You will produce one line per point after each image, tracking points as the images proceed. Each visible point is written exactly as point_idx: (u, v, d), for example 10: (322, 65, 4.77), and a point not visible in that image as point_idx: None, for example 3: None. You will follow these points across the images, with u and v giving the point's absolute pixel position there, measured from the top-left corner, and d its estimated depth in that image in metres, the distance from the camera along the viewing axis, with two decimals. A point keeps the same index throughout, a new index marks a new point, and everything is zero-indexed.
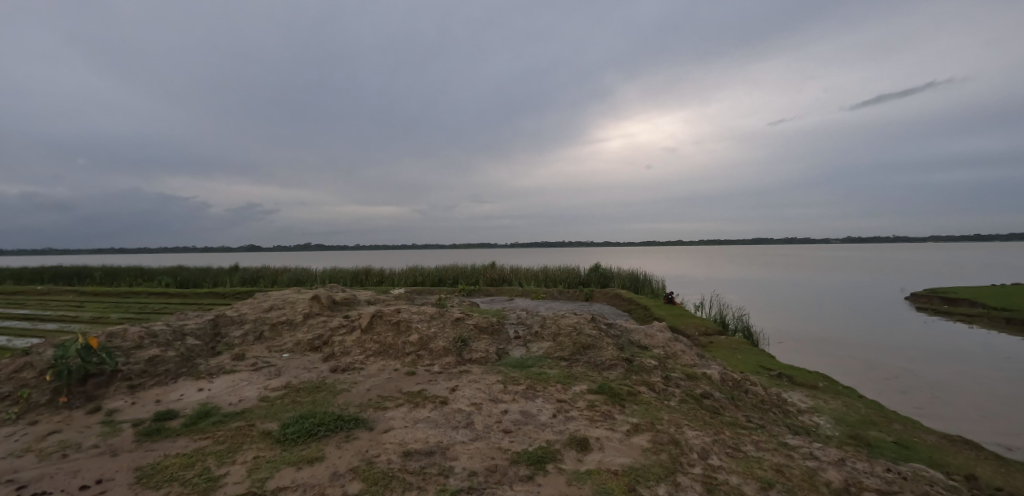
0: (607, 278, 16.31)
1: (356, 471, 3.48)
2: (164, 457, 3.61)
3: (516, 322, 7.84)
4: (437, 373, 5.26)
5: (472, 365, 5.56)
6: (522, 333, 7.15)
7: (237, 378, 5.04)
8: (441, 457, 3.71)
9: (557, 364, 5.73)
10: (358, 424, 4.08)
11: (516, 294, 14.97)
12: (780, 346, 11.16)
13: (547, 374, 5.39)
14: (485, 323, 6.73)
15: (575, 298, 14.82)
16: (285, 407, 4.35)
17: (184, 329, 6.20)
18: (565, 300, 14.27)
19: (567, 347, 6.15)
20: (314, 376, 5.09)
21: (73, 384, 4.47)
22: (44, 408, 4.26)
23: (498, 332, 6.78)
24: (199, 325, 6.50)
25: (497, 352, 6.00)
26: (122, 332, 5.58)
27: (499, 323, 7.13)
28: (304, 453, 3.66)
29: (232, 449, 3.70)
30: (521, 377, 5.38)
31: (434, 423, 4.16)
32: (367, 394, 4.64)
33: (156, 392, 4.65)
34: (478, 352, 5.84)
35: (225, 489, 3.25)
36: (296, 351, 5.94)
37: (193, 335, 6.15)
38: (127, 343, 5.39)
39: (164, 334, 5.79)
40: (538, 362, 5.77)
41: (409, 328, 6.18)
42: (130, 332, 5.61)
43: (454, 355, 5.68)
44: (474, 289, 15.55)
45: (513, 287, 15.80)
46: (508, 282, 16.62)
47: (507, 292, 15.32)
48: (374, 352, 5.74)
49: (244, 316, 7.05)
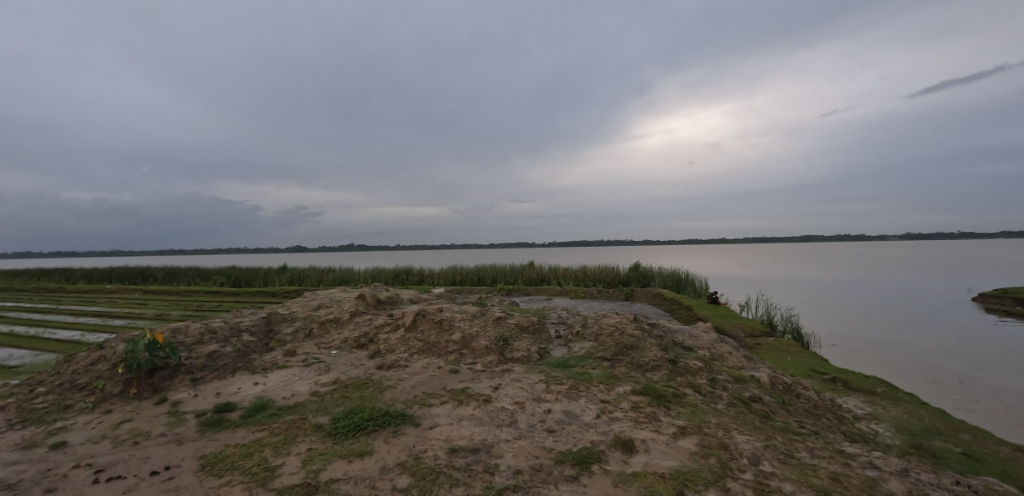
0: (647, 278, 15.98)
1: (404, 467, 3.58)
2: (225, 446, 3.82)
3: (557, 322, 7.77)
4: (480, 372, 5.28)
5: (514, 364, 5.55)
6: (563, 333, 7.10)
7: (289, 373, 5.24)
8: (487, 455, 3.75)
9: (600, 365, 5.64)
10: (405, 420, 4.16)
11: (555, 294, 14.88)
12: (833, 350, 10.61)
13: (589, 374, 5.33)
14: (527, 322, 6.72)
15: (615, 298, 14.60)
16: (335, 402, 4.48)
17: (240, 325, 6.51)
18: (604, 300, 14.07)
19: (609, 347, 6.04)
20: (362, 373, 5.21)
21: (141, 376, 4.75)
22: (117, 398, 4.56)
23: (540, 331, 6.77)
24: (254, 322, 6.81)
25: (539, 351, 5.98)
26: (185, 328, 5.90)
27: (540, 321, 7.11)
28: (354, 446, 3.79)
29: (287, 440, 3.86)
30: (564, 376, 5.34)
31: (478, 421, 4.17)
32: (412, 391, 4.72)
33: (216, 385, 4.90)
34: (520, 351, 5.83)
35: (283, 479, 3.46)
36: (344, 348, 6.12)
37: (248, 331, 6.45)
38: (189, 338, 5.69)
39: (222, 330, 6.09)
40: (580, 362, 5.70)
41: (451, 327, 6.23)
42: (192, 327, 5.92)
43: (496, 354, 5.70)
44: (513, 288, 15.58)
45: (552, 286, 15.71)
46: (545, 282, 16.59)
47: (547, 292, 15.27)
48: (418, 350, 5.84)
49: (294, 314, 7.32)
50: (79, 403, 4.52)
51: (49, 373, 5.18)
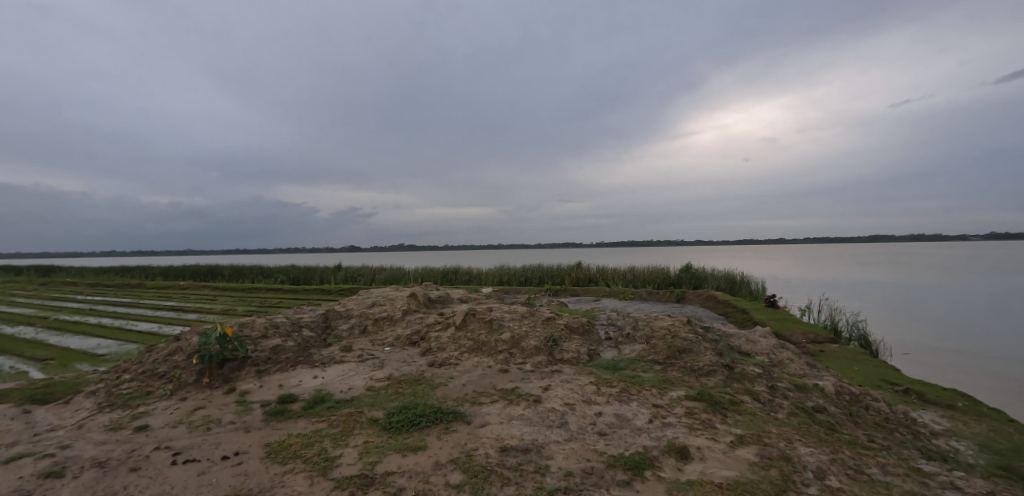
0: (699, 280, 15.39)
1: (457, 463, 3.65)
2: (288, 435, 4.02)
3: (607, 324, 7.63)
4: (529, 372, 5.28)
5: (564, 365, 5.50)
6: (613, 335, 6.97)
7: (345, 368, 5.44)
8: (537, 455, 3.74)
9: (651, 368, 5.50)
10: (456, 417, 4.22)
11: (603, 295, 14.62)
12: (905, 359, 9.81)
13: (641, 377, 5.20)
14: (576, 323, 6.65)
15: (665, 300, 14.15)
16: (389, 397, 4.60)
17: (300, 321, 6.84)
18: (654, 302, 13.67)
19: (661, 351, 5.86)
20: (414, 370, 5.33)
21: (213, 367, 5.09)
22: (192, 386, 4.91)
23: (589, 333, 6.69)
24: (313, 319, 7.14)
25: (588, 353, 5.89)
26: (251, 322, 6.27)
27: (590, 322, 7.03)
28: (408, 440, 3.89)
29: (345, 432, 4.02)
30: (614, 378, 5.24)
31: (529, 421, 4.17)
32: (463, 389, 4.77)
33: (279, 377, 5.16)
34: (570, 352, 5.78)
35: (341, 470, 3.62)
36: (396, 345, 6.30)
37: (308, 327, 6.77)
38: (255, 332, 6.04)
39: (285, 325, 6.42)
40: (631, 365, 5.57)
41: (501, 326, 6.27)
42: (257, 322, 6.28)
43: (545, 354, 5.68)
44: (560, 288, 15.47)
45: (600, 287, 15.45)
46: (592, 283, 16.35)
47: (595, 293, 15.02)
48: (469, 348, 5.91)
49: (350, 311, 7.61)
50: (159, 390, 4.89)
51: (133, 361, 5.65)
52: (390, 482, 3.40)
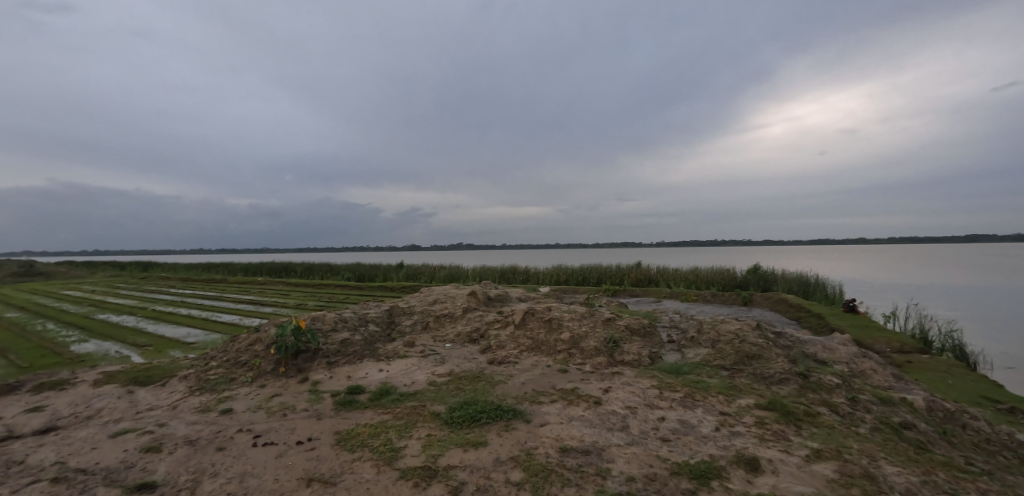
0: (769, 281, 14.40)
1: (517, 460, 3.67)
2: (356, 424, 4.23)
3: (669, 327, 7.39)
4: (589, 373, 5.22)
5: (624, 367, 5.39)
6: (675, 338, 6.74)
7: (409, 362, 5.63)
8: (598, 458, 3.69)
9: (717, 374, 5.26)
10: (517, 415, 4.25)
11: (664, 296, 14.02)
12: (1011, 375, 8.72)
13: (706, 382, 4.99)
14: (637, 325, 6.51)
15: (731, 303, 13.39)
16: (451, 392, 4.72)
17: (367, 316, 7.17)
18: (719, 305, 13.00)
19: (728, 356, 5.60)
20: (475, 366, 5.43)
21: (288, 357, 5.43)
22: (270, 374, 5.27)
23: (650, 335, 6.52)
24: (379, 314, 7.47)
25: (650, 356, 5.73)
26: (322, 316, 6.66)
27: (651, 324, 6.85)
28: (469, 436, 3.98)
29: (409, 425, 4.17)
30: (678, 383, 5.07)
31: (589, 423, 4.14)
32: (523, 388, 4.80)
33: (347, 369, 5.43)
34: (630, 355, 5.65)
35: (405, 460, 3.76)
36: (457, 342, 6.45)
37: (373, 322, 7.08)
38: (325, 326, 6.40)
39: (352, 320, 6.75)
40: (695, 370, 5.36)
41: (560, 326, 6.25)
42: (327, 316, 6.66)
43: (605, 355, 5.59)
44: (619, 289, 15.07)
45: (661, 288, 14.89)
46: (652, 283, 15.79)
47: (655, 294, 14.44)
48: (528, 347, 5.94)
49: (413, 308, 7.88)
50: (240, 377, 5.30)
51: (219, 349, 6.16)
52: (453, 475, 3.49)
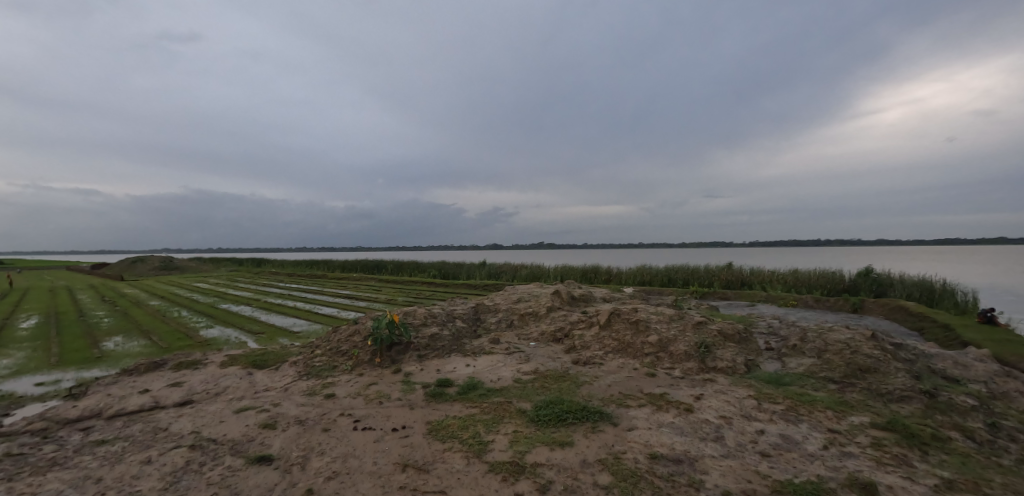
0: (884, 287, 12.62)
1: (605, 463, 3.65)
2: (446, 416, 4.50)
3: (767, 333, 7.03)
4: (679, 379, 5.20)
5: (717, 374, 5.27)
6: (775, 346, 6.41)
7: (494, 359, 5.82)
8: (691, 468, 3.56)
9: (824, 387, 4.98)
10: (603, 418, 4.34)
11: (759, 300, 12.97)
12: None
13: (812, 396, 4.75)
14: (731, 330, 6.28)
15: (838, 310, 12.08)
16: (536, 391, 4.89)
17: (454, 313, 7.48)
18: (824, 312, 11.78)
19: (836, 367, 5.24)
20: (560, 366, 5.53)
21: (383, 349, 5.84)
22: (367, 364, 5.71)
23: (747, 341, 6.23)
24: (465, 310, 7.77)
25: (745, 363, 5.53)
26: (413, 312, 7.06)
27: (747, 330, 6.55)
28: (556, 436, 4.08)
29: (496, 420, 4.38)
30: (779, 394, 4.90)
31: (680, 430, 4.13)
32: (609, 390, 4.92)
33: (436, 362, 5.70)
34: (724, 361, 5.48)
35: (494, 453, 3.88)
36: (542, 340, 6.61)
37: (460, 318, 7.37)
38: (417, 320, 6.80)
39: (441, 315, 7.08)
40: (798, 381, 5.13)
41: (648, 328, 6.22)
42: (418, 311, 7.06)
43: (697, 361, 5.50)
44: (707, 291, 14.23)
45: (755, 291, 13.82)
46: (745, 286, 14.71)
47: (749, 297, 13.37)
48: (613, 349, 6.01)
49: (498, 305, 8.09)
50: (341, 365, 5.78)
51: (322, 339, 6.74)
52: (540, 470, 3.57)
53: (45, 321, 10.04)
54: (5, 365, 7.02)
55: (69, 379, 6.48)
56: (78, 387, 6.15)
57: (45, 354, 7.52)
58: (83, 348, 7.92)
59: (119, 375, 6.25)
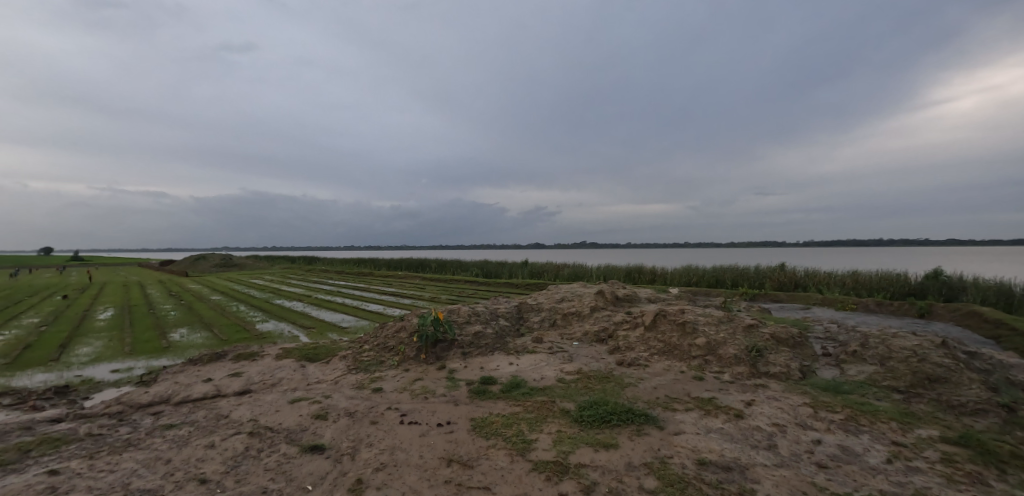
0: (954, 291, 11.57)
1: (650, 468, 3.60)
2: (490, 414, 4.62)
3: (824, 339, 7.10)
4: (728, 383, 5.27)
5: (770, 380, 5.33)
6: (833, 352, 6.37)
7: (537, 358, 6.03)
8: (741, 476, 3.45)
9: (887, 396, 4.82)
10: (649, 421, 4.32)
11: (814, 303, 12.39)
12: None
13: (873, 405, 4.60)
14: (785, 335, 6.29)
15: (903, 314, 11.27)
16: (579, 391, 5.02)
17: (498, 311, 7.68)
18: (886, 317, 11.04)
19: (902, 376, 5.12)
20: (603, 367, 5.73)
21: (428, 346, 6.10)
22: (413, 360, 5.98)
23: (801, 346, 6.26)
24: (509, 310, 7.93)
25: (800, 369, 5.58)
26: (457, 309, 7.22)
27: (802, 334, 6.56)
28: (600, 437, 4.07)
29: (540, 419, 4.46)
30: (836, 402, 4.79)
31: (729, 437, 4.03)
32: (654, 392, 5.01)
33: (479, 360, 5.92)
34: (777, 366, 5.55)
35: (538, 452, 3.92)
36: (585, 340, 6.77)
37: (504, 316, 7.56)
38: (461, 317, 6.98)
39: (484, 313, 7.24)
40: (858, 389, 5.02)
41: (695, 330, 6.30)
42: (462, 309, 7.22)
43: (747, 365, 5.58)
44: (758, 292, 13.73)
45: (810, 293, 13.19)
46: (799, 288, 14.05)
47: (803, 300, 12.79)
48: (658, 351, 6.13)
49: (541, 305, 8.17)
50: (388, 361, 6.05)
51: (371, 334, 7.04)
52: (585, 471, 3.57)
53: (119, 313, 10.95)
54: (87, 352, 7.72)
55: (140, 366, 7.03)
56: (148, 374, 6.66)
57: (120, 343, 8.21)
58: (153, 338, 8.57)
59: (185, 365, 6.71)
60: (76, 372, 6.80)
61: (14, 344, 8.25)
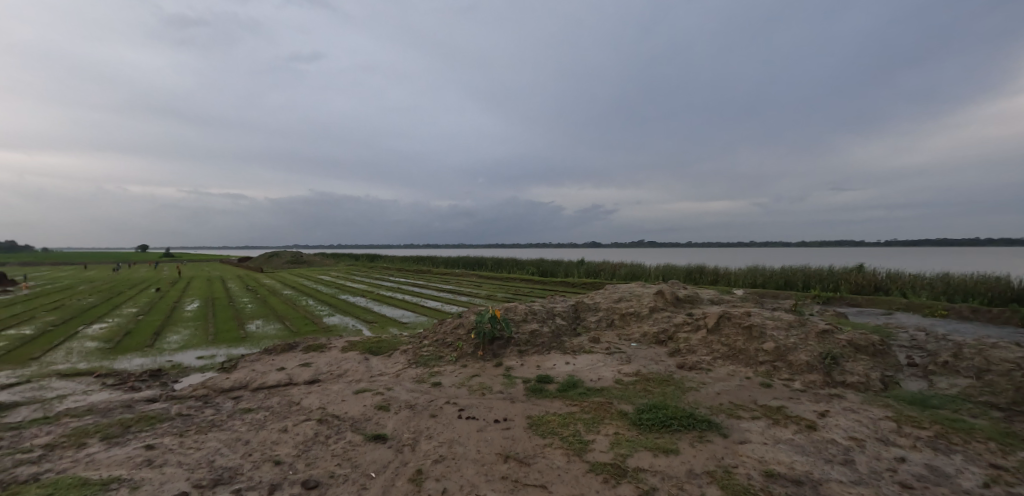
0: None
1: (713, 476, 3.46)
2: (547, 412, 4.64)
3: (909, 348, 6.52)
4: (799, 391, 4.97)
5: (846, 390, 4.97)
6: (920, 362, 5.84)
7: (594, 358, 5.99)
8: (814, 492, 3.24)
9: (985, 413, 4.35)
10: (712, 428, 4.16)
11: (897, 308, 11.39)
12: None
13: (967, 423, 4.16)
14: (863, 342, 5.84)
15: (1006, 323, 10.06)
16: (638, 394, 4.93)
17: (554, 310, 7.70)
18: (984, 325, 9.90)
19: (1003, 392, 4.63)
20: (663, 369, 5.59)
21: (485, 343, 6.26)
22: (471, 356, 6.16)
23: (882, 355, 5.79)
24: (565, 308, 7.93)
25: (882, 380, 5.14)
26: (514, 307, 7.36)
27: (884, 342, 6.08)
28: (660, 442, 3.97)
29: (597, 420, 4.42)
30: (923, 416, 4.38)
31: (800, 449, 3.80)
32: (718, 398, 4.82)
33: (536, 359, 5.97)
34: (855, 376, 5.16)
35: (595, 453, 3.88)
36: (643, 342, 6.64)
37: (560, 316, 7.57)
38: (518, 316, 7.10)
39: (541, 312, 7.31)
40: (949, 404, 4.56)
41: (762, 334, 6.00)
42: (519, 307, 7.35)
43: (820, 373, 5.23)
44: (832, 296, 12.95)
45: (892, 298, 12.15)
46: (880, 292, 12.93)
47: (885, 304, 11.85)
48: (722, 355, 5.89)
49: (598, 304, 8.09)
50: (447, 356, 6.28)
51: (431, 330, 7.30)
52: (644, 476, 3.50)
53: (203, 305, 12.05)
54: (178, 339, 8.56)
55: (222, 354, 7.67)
56: (228, 361, 7.25)
57: (206, 332, 9.04)
58: (232, 328, 9.34)
59: (261, 354, 7.25)
60: (168, 358, 7.55)
61: (117, 330, 9.33)
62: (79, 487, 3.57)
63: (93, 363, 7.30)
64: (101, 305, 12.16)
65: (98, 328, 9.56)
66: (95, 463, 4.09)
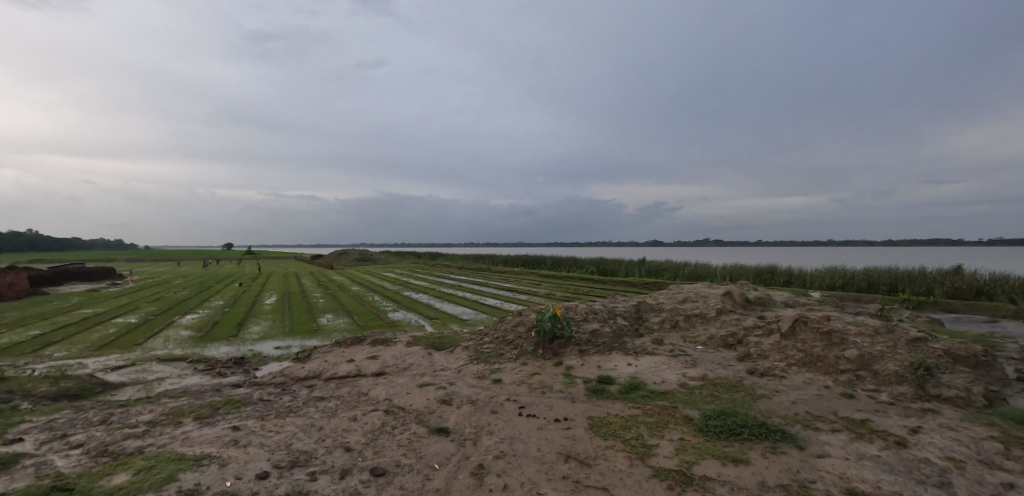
0: None
1: (787, 490, 3.26)
2: (608, 414, 4.57)
3: (1019, 361, 5.77)
4: (887, 404, 4.55)
5: (943, 405, 4.48)
6: None
7: (658, 360, 5.82)
8: None
9: None
10: (786, 439, 3.91)
11: (1004, 315, 10.14)
12: None
13: None
14: (965, 352, 5.23)
15: None
16: (705, 399, 4.73)
17: (615, 310, 7.58)
18: None
19: None
20: (731, 374, 5.34)
21: (546, 341, 6.30)
22: (531, 355, 6.22)
23: (988, 368, 5.16)
24: (627, 308, 7.77)
25: (987, 396, 4.59)
26: (574, 306, 7.31)
27: (989, 353, 5.42)
28: (728, 451, 3.79)
29: (661, 424, 4.30)
30: None
31: (888, 468, 3.48)
32: (793, 407, 4.53)
33: (597, 359, 5.92)
34: (954, 390, 4.64)
35: (659, 458, 3.78)
36: (710, 345, 6.37)
37: (622, 316, 7.44)
38: (579, 315, 7.07)
39: (602, 312, 7.21)
40: None
41: (844, 340, 5.55)
42: (579, 306, 7.29)
43: (912, 385, 4.75)
44: (923, 300, 11.76)
45: (1000, 303, 10.81)
46: (983, 298, 11.54)
47: (989, 311, 10.57)
48: (798, 361, 5.52)
49: (660, 304, 7.85)
50: (507, 353, 6.38)
51: (492, 327, 7.44)
52: (711, 485, 3.36)
53: (277, 298, 13.03)
54: (258, 330, 9.33)
55: (296, 345, 8.26)
56: (301, 353, 7.77)
57: (281, 324, 9.77)
58: (304, 321, 10.02)
59: (332, 345, 7.73)
60: (249, 347, 8.24)
61: (205, 320, 10.33)
62: (177, 461, 3.99)
63: (187, 350, 8.13)
64: (191, 298, 13.49)
65: (189, 318, 10.65)
66: (190, 440, 4.55)
